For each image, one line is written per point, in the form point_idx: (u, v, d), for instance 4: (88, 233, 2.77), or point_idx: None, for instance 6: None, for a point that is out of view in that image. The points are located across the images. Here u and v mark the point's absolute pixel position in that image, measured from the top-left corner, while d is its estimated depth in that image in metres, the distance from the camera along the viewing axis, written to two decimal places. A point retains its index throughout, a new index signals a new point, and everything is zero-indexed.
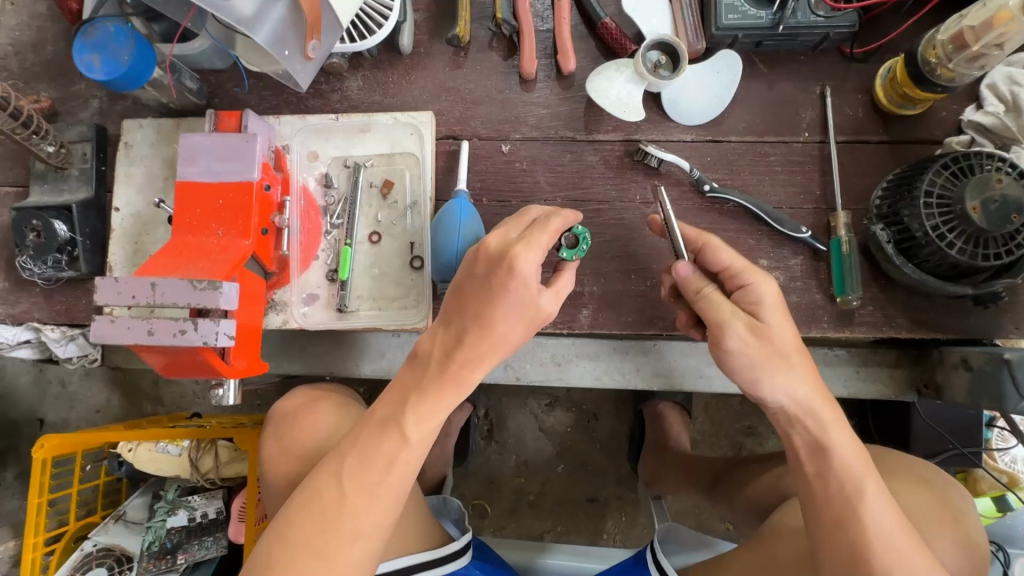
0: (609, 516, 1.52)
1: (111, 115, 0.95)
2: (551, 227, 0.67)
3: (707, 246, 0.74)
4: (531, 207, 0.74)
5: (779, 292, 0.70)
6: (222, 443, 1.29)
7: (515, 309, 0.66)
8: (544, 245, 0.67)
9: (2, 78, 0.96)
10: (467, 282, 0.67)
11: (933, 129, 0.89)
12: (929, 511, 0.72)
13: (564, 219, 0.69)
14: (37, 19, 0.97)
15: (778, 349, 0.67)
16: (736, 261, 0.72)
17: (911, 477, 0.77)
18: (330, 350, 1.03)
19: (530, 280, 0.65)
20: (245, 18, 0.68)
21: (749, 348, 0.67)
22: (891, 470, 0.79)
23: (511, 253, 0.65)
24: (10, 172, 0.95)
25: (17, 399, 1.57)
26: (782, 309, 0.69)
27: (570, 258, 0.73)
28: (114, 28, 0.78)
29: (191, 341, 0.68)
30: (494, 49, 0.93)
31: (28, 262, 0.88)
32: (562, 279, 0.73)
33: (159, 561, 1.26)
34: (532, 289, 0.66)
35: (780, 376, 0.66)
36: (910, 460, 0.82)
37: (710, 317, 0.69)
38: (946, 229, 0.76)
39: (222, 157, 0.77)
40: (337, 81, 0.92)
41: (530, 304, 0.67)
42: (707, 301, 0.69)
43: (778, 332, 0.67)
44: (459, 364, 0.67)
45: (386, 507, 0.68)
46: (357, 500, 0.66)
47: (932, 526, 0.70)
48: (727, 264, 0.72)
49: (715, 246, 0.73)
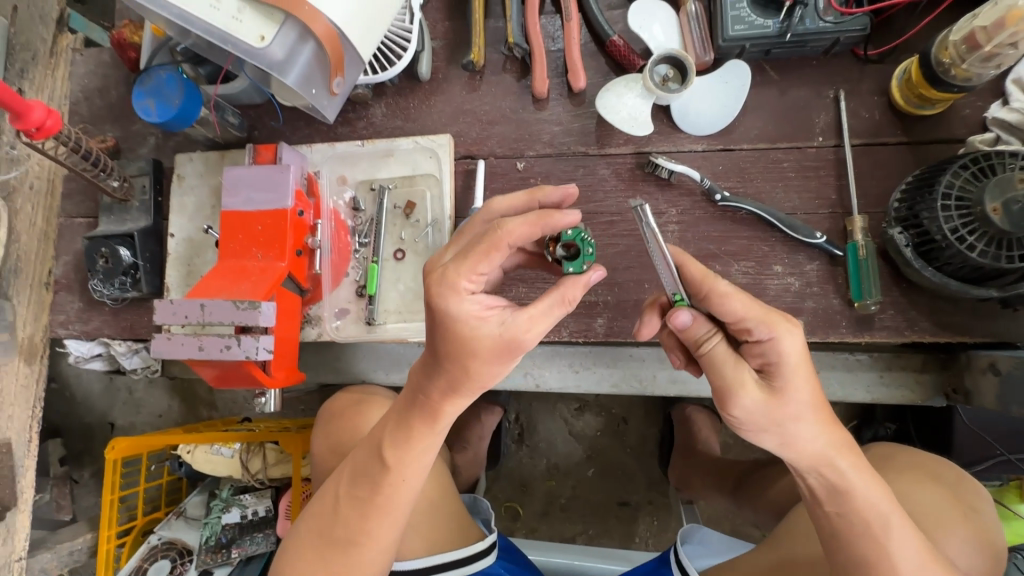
0: (640, 520, 1.53)
1: (165, 151, 1.06)
2: (494, 243, 0.59)
3: (715, 291, 0.60)
4: (510, 220, 0.60)
5: (804, 346, 0.59)
6: (269, 446, 1.39)
7: (469, 350, 0.60)
8: (470, 273, 0.60)
9: (75, 122, 1.09)
10: (429, 336, 0.63)
11: (956, 128, 0.87)
12: (943, 510, 0.73)
13: (505, 236, 0.59)
14: (102, 67, 1.09)
15: (790, 412, 0.59)
16: (755, 310, 0.59)
17: (924, 475, 0.78)
18: (363, 359, 1.10)
19: (467, 313, 0.59)
20: (275, 62, 0.77)
21: (756, 411, 0.59)
22: (902, 466, 0.81)
23: (434, 286, 0.60)
24: (83, 205, 1.07)
25: (92, 405, 1.73)
26: (805, 366, 0.59)
27: (577, 270, 0.64)
28: (166, 76, 0.87)
29: (235, 355, 0.76)
30: (508, 71, 0.97)
31: (100, 285, 0.99)
32: (544, 303, 0.60)
33: (215, 555, 1.36)
34: (475, 321, 0.60)
35: (789, 435, 0.60)
36: (926, 458, 0.83)
37: (714, 377, 0.61)
38: (967, 231, 0.75)
39: (260, 187, 0.85)
40: (363, 109, 0.99)
41: (487, 340, 0.60)
42: (710, 358, 0.61)
43: (792, 390, 0.59)
44: (439, 399, 0.67)
45: (388, 522, 0.75)
46: (359, 517, 0.75)
47: (941, 526, 0.72)
48: (739, 316, 0.59)
49: (723, 292, 0.59)
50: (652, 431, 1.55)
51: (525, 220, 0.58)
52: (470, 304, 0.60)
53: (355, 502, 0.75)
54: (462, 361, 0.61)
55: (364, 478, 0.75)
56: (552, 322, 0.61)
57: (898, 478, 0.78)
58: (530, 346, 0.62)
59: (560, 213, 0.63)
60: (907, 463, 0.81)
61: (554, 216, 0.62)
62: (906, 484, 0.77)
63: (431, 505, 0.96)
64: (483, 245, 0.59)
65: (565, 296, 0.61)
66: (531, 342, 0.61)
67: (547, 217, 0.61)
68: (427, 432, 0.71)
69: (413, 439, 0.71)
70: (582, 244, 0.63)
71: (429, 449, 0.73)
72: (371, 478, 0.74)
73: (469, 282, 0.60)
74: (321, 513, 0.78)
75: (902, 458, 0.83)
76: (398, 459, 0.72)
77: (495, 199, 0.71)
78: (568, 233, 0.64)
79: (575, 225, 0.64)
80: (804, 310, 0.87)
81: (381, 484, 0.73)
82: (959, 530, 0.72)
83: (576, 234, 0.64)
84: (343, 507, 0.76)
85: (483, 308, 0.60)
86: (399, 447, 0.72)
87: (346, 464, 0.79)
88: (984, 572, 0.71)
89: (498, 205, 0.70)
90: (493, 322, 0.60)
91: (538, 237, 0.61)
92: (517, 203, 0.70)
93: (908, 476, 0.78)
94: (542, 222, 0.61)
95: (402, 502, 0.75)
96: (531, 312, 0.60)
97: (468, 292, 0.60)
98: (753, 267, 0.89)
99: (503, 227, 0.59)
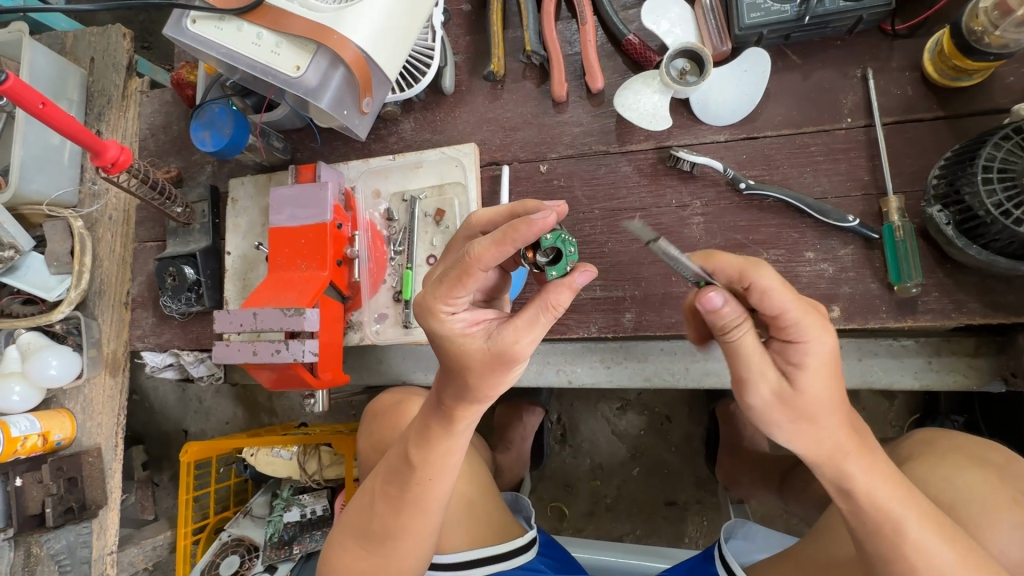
0: (689, 520, 1.50)
1: (221, 177, 1.16)
2: (468, 274, 0.59)
3: (756, 287, 0.55)
4: (475, 242, 0.57)
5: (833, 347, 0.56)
6: (324, 448, 1.48)
7: (463, 362, 0.63)
8: (447, 297, 0.62)
9: (144, 156, 1.22)
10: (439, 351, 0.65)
11: (997, 99, 0.83)
12: (988, 500, 0.73)
13: (474, 262, 0.57)
14: (165, 105, 1.21)
15: (813, 406, 0.56)
16: (796, 304, 0.55)
17: (966, 460, 0.79)
18: (406, 361, 1.17)
19: (452, 332, 0.63)
20: (311, 89, 0.83)
21: (771, 405, 0.57)
22: (940, 452, 0.81)
23: (418, 311, 0.64)
24: (153, 231, 1.19)
25: (168, 413, 1.89)
26: (830, 366, 0.56)
27: (560, 273, 0.66)
28: (218, 109, 0.97)
29: (284, 358, 0.82)
30: (528, 78, 1.00)
31: (169, 300, 1.09)
32: (526, 315, 0.60)
33: (279, 551, 1.44)
34: (460, 338, 0.63)
35: (814, 426, 0.57)
36: (966, 441, 0.83)
37: (737, 368, 0.57)
38: (1012, 205, 0.71)
39: (302, 205, 0.92)
40: (393, 125, 1.05)
41: (476, 354, 0.62)
42: (735, 349, 0.56)
43: (810, 391, 0.56)
44: (454, 404, 0.70)
45: (419, 522, 0.79)
46: (391, 517, 0.80)
47: (984, 513, 0.72)
48: (779, 311, 0.54)
49: (765, 289, 0.54)
50: (697, 428, 1.53)
51: (489, 244, 0.54)
52: (453, 323, 0.63)
53: (389, 501, 0.80)
54: (460, 373, 0.64)
55: (396, 476, 0.79)
56: (541, 332, 0.60)
57: (938, 466, 0.79)
58: (526, 355, 0.62)
59: (529, 219, 0.56)
60: (947, 448, 0.82)
61: (522, 226, 0.55)
62: (946, 470, 0.78)
63: (469, 503, 0.99)
64: (455, 272, 0.59)
65: (549, 303, 0.59)
66: (523, 353, 0.61)
67: (514, 231, 0.55)
68: (447, 433, 0.74)
69: (435, 439, 0.75)
70: (563, 246, 0.66)
71: (452, 451, 0.76)
72: (402, 476, 0.78)
73: (448, 305, 0.62)
74: (361, 510, 0.84)
75: (945, 443, 0.83)
76: (424, 459, 0.76)
77: (476, 213, 0.71)
78: (546, 239, 0.66)
79: (549, 228, 0.56)
80: (840, 296, 0.85)
81: (411, 482, 0.77)
82: (1006, 516, 0.72)
83: (556, 239, 0.66)
84: (379, 504, 0.82)
85: (468, 324, 0.64)
86: (423, 448, 0.76)
87: (382, 464, 0.84)
88: None
89: (478, 219, 0.71)
90: (479, 337, 0.63)
91: (510, 254, 0.56)
92: (497, 218, 0.70)
93: (950, 463, 0.79)
94: (510, 239, 0.56)
95: (432, 501, 0.79)
96: (517, 323, 0.60)
97: (449, 314, 0.63)
98: (783, 255, 0.88)
99: (471, 253, 0.57)
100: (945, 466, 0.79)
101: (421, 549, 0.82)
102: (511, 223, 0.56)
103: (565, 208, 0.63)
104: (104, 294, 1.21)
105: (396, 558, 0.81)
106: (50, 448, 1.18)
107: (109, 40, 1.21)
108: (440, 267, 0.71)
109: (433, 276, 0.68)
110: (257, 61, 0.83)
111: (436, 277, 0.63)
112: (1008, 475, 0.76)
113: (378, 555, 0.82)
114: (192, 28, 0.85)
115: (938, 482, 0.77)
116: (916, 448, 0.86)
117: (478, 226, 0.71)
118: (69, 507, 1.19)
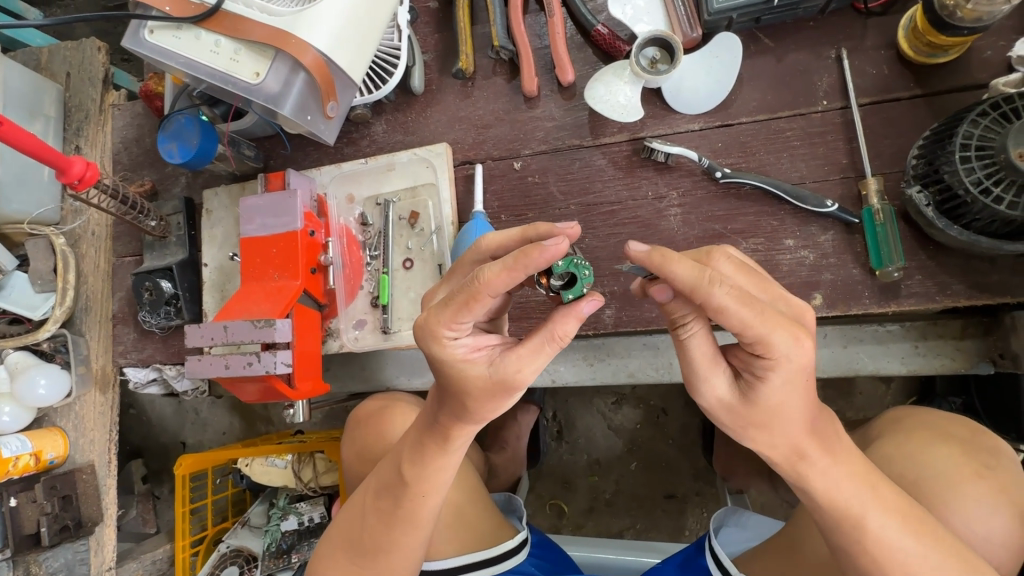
0: (689, 512, 1.49)
1: (196, 188, 1.15)
2: (469, 307, 0.55)
3: (709, 305, 0.51)
4: (489, 266, 0.53)
5: (801, 364, 0.54)
6: (318, 456, 1.46)
7: (463, 388, 0.60)
8: (450, 323, 0.57)
9: (118, 170, 1.20)
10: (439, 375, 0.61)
11: (974, 74, 0.81)
12: (952, 474, 0.76)
13: (482, 288, 0.53)
14: (137, 118, 1.20)
15: (767, 417, 0.57)
16: (759, 323, 0.51)
17: (933, 436, 0.81)
18: (390, 365, 1.16)
19: (452, 356, 0.59)
20: (273, 95, 0.82)
21: (726, 404, 0.59)
22: (909, 429, 0.83)
23: (418, 334, 0.59)
24: (130, 245, 1.18)
25: (164, 427, 1.88)
26: (795, 383, 0.55)
27: (577, 297, 0.61)
28: (185, 119, 0.95)
29: (257, 371, 0.81)
30: (498, 74, 0.98)
31: (148, 315, 1.08)
32: (531, 344, 0.57)
33: (277, 560, 1.43)
34: (461, 364, 0.59)
35: (785, 431, 0.58)
36: (938, 417, 0.84)
37: (688, 363, 0.59)
38: (992, 183, 0.69)
39: (272, 213, 0.91)
40: (365, 128, 1.04)
41: (478, 381, 0.59)
42: (685, 347, 0.58)
43: (768, 400, 0.56)
44: (448, 423, 0.67)
45: (413, 537, 0.78)
46: (384, 532, 0.78)
47: (950, 491, 0.75)
48: (738, 328, 0.51)
49: (718, 307, 0.50)
50: (693, 420, 1.51)
51: (500, 270, 0.50)
52: (455, 348, 0.59)
53: (380, 516, 0.78)
54: (459, 396, 0.61)
55: (389, 492, 0.77)
56: (545, 362, 0.57)
57: (905, 442, 0.81)
58: (529, 383, 0.59)
59: (541, 244, 0.51)
60: (916, 425, 0.83)
61: (533, 251, 0.51)
62: (914, 446, 0.80)
63: (458, 510, 0.97)
64: (462, 297, 0.55)
65: (554, 333, 0.56)
66: (525, 381, 0.58)
67: (526, 256, 0.51)
68: (441, 450, 0.71)
69: (429, 455, 0.72)
70: (577, 270, 0.61)
71: (445, 468, 0.73)
72: (395, 491, 0.76)
73: (451, 330, 0.58)
74: (354, 519, 0.83)
75: (913, 419, 0.85)
76: (417, 476, 0.73)
77: (485, 235, 0.65)
78: (558, 264, 0.61)
79: (563, 255, 0.51)
80: (822, 283, 0.83)
81: (403, 498, 0.75)
82: (970, 491, 0.74)
83: (569, 263, 0.61)
84: (372, 518, 0.80)
85: (470, 349, 0.60)
86: (419, 464, 0.73)
87: (372, 476, 0.82)
88: (1000, 532, 0.73)
89: (487, 242, 0.64)
90: (482, 363, 0.59)
91: (521, 280, 0.52)
92: (507, 242, 0.63)
93: (918, 439, 0.81)
94: (521, 264, 0.51)
95: (426, 516, 0.77)
96: (521, 352, 0.57)
97: (452, 338, 0.59)
98: (763, 243, 0.86)
99: (479, 279, 0.53)
100: (914, 443, 0.80)
101: (413, 562, 0.81)
102: (522, 246, 0.52)
103: (576, 233, 0.58)
104: (90, 312, 1.19)
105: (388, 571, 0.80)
106: (43, 467, 1.16)
107: (84, 54, 1.20)
108: (443, 289, 0.69)
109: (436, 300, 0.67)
110: (217, 69, 0.82)
111: (439, 299, 0.59)
112: (973, 447, 0.78)
113: (369, 569, 0.80)
114: (150, 38, 0.83)
115: (906, 459, 0.79)
116: (885, 424, 0.88)
117: (488, 249, 0.64)
118: (64, 525, 1.18)
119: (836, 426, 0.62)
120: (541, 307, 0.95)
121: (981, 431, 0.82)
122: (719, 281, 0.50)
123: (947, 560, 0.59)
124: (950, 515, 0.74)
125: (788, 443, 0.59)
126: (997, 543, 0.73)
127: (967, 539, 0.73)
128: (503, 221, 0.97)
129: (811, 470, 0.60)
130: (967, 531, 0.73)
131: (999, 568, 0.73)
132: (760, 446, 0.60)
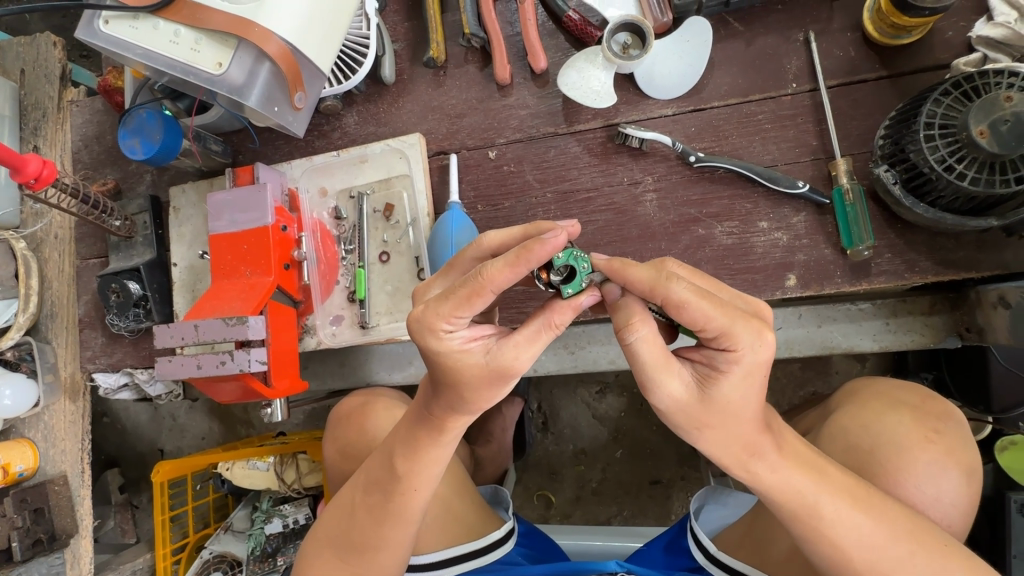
0: (674, 497, 1.50)
1: (162, 186, 1.11)
2: (466, 298, 0.54)
3: (667, 302, 0.53)
4: (489, 264, 0.52)
5: (770, 354, 0.54)
6: (301, 456, 1.41)
7: (458, 378, 0.58)
8: (449, 315, 0.55)
9: (79, 169, 1.15)
10: (434, 368, 0.59)
11: (937, 54, 0.83)
12: (905, 440, 0.78)
13: (485, 284, 0.52)
14: (96, 114, 1.14)
15: (735, 406, 0.56)
16: (720, 315, 0.53)
17: (884, 404, 0.83)
18: (369, 360, 1.15)
19: (449, 348, 0.57)
20: (237, 86, 0.80)
21: (681, 404, 0.57)
22: (864, 400, 0.85)
23: (413, 327, 0.57)
24: (94, 247, 1.13)
25: (141, 434, 1.83)
26: (761, 368, 0.55)
27: (575, 292, 0.59)
28: (146, 114, 0.91)
29: (230, 369, 0.80)
30: (471, 62, 0.97)
31: (114, 318, 1.03)
32: (527, 331, 0.55)
33: (262, 564, 1.39)
34: (456, 354, 0.57)
35: (737, 425, 0.58)
36: (893, 386, 0.87)
37: (637, 368, 0.56)
38: (955, 160, 0.70)
39: (242, 208, 0.89)
40: (337, 120, 1.01)
41: (473, 370, 0.57)
42: (632, 351, 0.55)
43: (726, 395, 0.56)
44: (444, 415, 0.65)
45: (400, 530, 0.77)
46: (372, 527, 0.77)
47: (904, 456, 0.77)
48: (700, 322, 0.53)
49: (677, 303, 0.52)
50: None
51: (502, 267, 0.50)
52: (451, 340, 0.57)
53: (368, 511, 0.77)
54: (454, 387, 0.59)
55: (379, 487, 0.76)
56: (541, 349, 0.56)
57: (861, 412, 0.84)
58: (525, 371, 0.58)
59: (541, 238, 0.51)
60: (873, 395, 0.86)
61: (535, 246, 0.51)
62: (868, 416, 0.83)
63: (444, 502, 0.96)
64: (463, 290, 0.53)
65: (551, 320, 0.55)
66: (522, 370, 0.56)
67: (528, 251, 0.51)
68: (436, 442, 0.70)
69: (422, 446, 0.70)
70: (576, 263, 0.60)
71: (437, 461, 0.72)
72: (385, 487, 0.75)
73: (448, 323, 0.56)
74: (338, 519, 0.81)
75: (867, 390, 0.88)
76: (408, 468, 0.72)
77: (484, 233, 0.63)
78: (557, 258, 0.60)
79: (561, 248, 0.52)
80: (795, 264, 0.85)
81: (393, 492, 0.74)
82: (920, 455, 0.77)
83: (568, 255, 0.60)
84: (359, 515, 0.78)
85: (466, 340, 0.58)
86: (412, 457, 0.72)
87: (361, 473, 0.81)
88: (953, 492, 0.76)
89: (488, 241, 0.62)
90: (478, 353, 0.57)
91: (523, 276, 0.52)
92: (509, 241, 0.62)
93: (873, 408, 0.83)
94: (522, 260, 0.51)
95: (415, 511, 0.76)
96: (516, 339, 0.55)
97: (448, 331, 0.57)
98: (737, 227, 0.87)
99: (482, 273, 0.52)
100: (869, 412, 0.83)
101: (400, 555, 0.80)
102: (522, 242, 0.52)
103: (576, 228, 0.60)
104: (56, 317, 1.14)
105: (374, 567, 0.79)
106: (12, 481, 1.10)
107: (39, 50, 1.14)
108: (438, 285, 0.65)
109: (433, 294, 0.62)
110: (177, 60, 0.79)
111: (435, 293, 0.57)
112: (923, 413, 0.81)
113: (355, 565, 0.79)
114: (105, 29, 0.79)
115: (860, 430, 0.82)
116: (845, 397, 0.90)
117: (489, 248, 0.62)
118: (37, 539, 1.12)
119: (774, 419, 0.64)
120: (523, 297, 0.95)
121: (931, 397, 0.84)
122: (674, 279, 0.53)
123: (895, 526, 0.63)
124: (898, 481, 0.76)
125: (737, 442, 0.59)
126: (946, 501, 0.76)
127: (920, 502, 0.75)
128: (480, 211, 0.96)
129: (760, 468, 0.61)
130: (918, 494, 0.75)
131: (952, 526, 0.76)
132: (703, 454, 0.60)
